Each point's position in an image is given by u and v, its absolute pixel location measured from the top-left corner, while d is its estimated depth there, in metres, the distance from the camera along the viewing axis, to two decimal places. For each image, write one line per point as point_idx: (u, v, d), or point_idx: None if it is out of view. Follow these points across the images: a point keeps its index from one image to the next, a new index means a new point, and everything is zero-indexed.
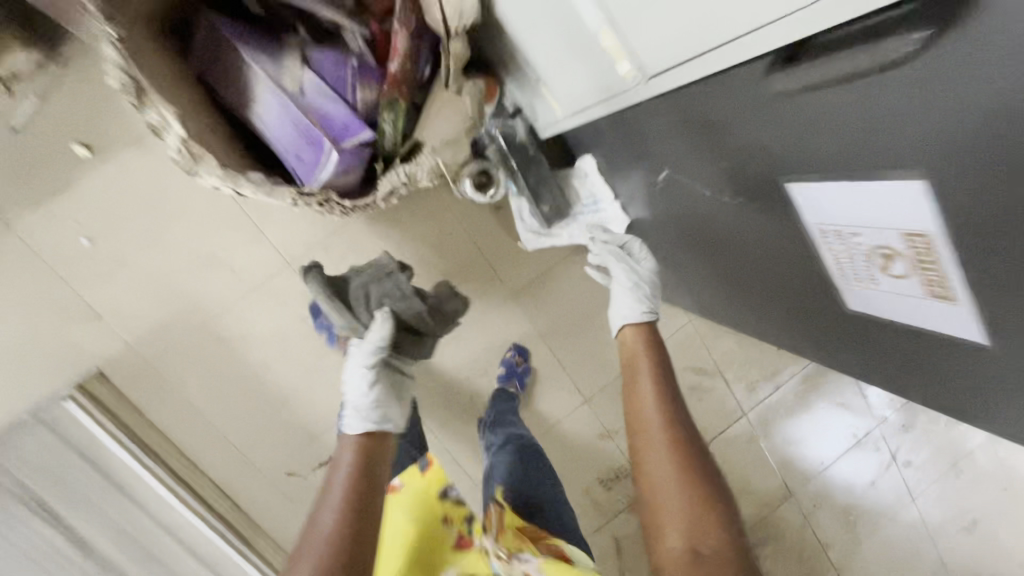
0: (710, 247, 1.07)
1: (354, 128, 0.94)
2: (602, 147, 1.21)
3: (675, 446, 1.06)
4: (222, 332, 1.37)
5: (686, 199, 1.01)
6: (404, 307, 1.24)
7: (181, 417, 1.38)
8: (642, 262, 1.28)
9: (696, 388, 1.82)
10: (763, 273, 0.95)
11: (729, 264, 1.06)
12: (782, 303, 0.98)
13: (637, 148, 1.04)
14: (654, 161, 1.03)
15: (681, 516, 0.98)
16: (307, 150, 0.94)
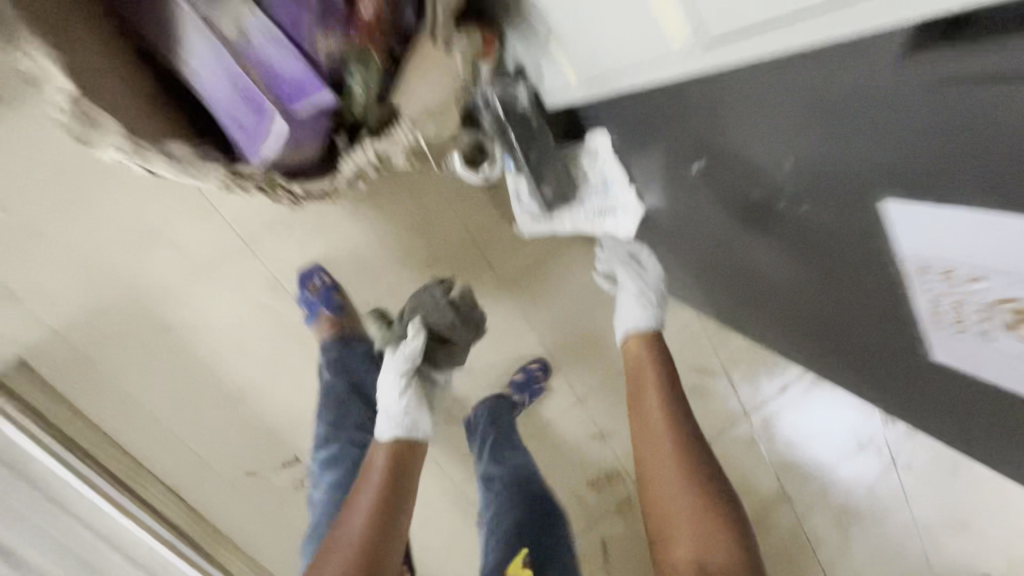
0: (743, 258, 0.90)
1: (310, 88, 0.73)
2: (619, 125, 0.99)
3: (688, 460, 0.98)
4: (166, 319, 1.19)
5: (728, 200, 0.81)
6: (439, 317, 1.16)
7: (125, 412, 1.23)
8: (650, 272, 1.20)
9: (699, 391, 1.67)
10: (811, 296, 0.78)
11: (765, 280, 0.88)
12: (827, 329, 0.82)
13: (665, 132, 0.85)
14: (689, 148, 0.82)
15: (694, 535, 0.91)
16: (248, 116, 0.72)
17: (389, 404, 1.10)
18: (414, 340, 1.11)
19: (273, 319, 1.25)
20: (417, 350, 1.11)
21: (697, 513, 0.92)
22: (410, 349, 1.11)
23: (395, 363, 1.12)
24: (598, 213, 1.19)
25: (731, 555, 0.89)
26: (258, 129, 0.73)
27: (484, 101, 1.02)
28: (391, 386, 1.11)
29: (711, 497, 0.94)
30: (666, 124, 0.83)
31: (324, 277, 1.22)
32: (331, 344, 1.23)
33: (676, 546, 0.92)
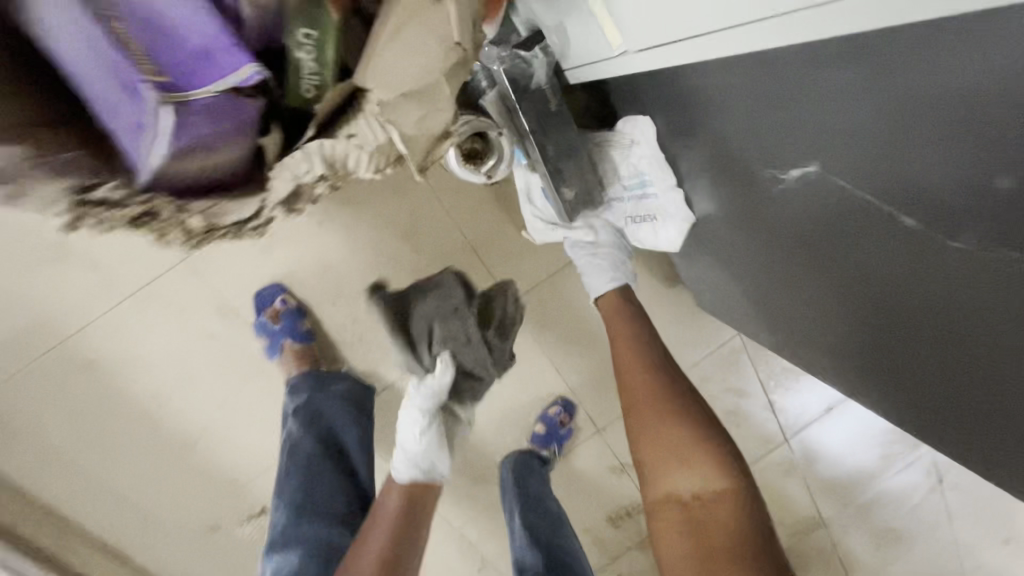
0: (814, 286, 0.67)
1: (220, 59, 0.44)
2: (690, 99, 0.71)
3: (660, 380, 0.85)
4: (89, 354, 0.95)
5: (818, 201, 0.58)
6: (474, 355, 0.91)
7: (49, 466, 1.01)
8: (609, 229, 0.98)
9: (734, 415, 1.44)
10: (896, 351, 0.58)
11: (836, 317, 0.66)
12: (902, 402, 0.62)
13: (773, 106, 0.58)
14: (778, 134, 0.59)
15: (677, 466, 0.77)
16: (122, 100, 0.44)
17: (405, 440, 0.90)
18: (440, 375, 0.88)
19: (226, 351, 1.00)
20: (441, 388, 0.88)
21: (678, 442, 0.78)
22: (433, 386, 0.88)
23: (417, 399, 0.89)
24: (633, 220, 0.95)
25: (721, 482, 0.75)
26: (140, 123, 0.44)
27: (489, 74, 0.77)
28: (410, 422, 0.90)
29: (693, 421, 0.80)
30: (762, 94, 0.58)
31: (287, 299, 0.99)
32: (303, 381, 0.97)
33: (661, 482, 0.79)
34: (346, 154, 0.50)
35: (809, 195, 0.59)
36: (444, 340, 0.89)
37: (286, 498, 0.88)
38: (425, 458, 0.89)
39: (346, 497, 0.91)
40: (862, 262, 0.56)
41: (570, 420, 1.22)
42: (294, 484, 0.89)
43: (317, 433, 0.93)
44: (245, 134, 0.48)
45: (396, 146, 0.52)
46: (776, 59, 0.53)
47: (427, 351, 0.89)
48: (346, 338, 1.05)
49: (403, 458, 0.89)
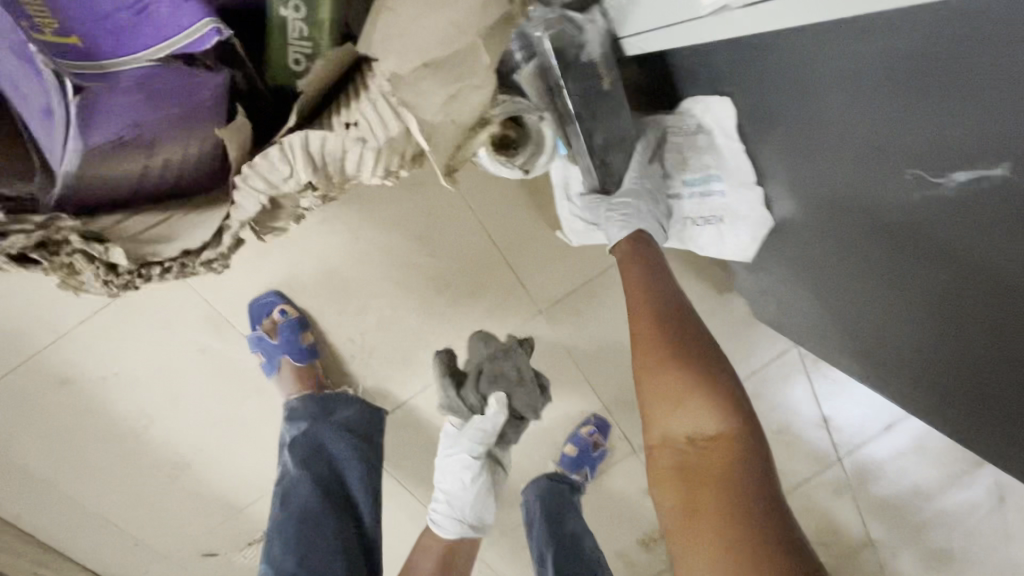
0: (941, 307, 0.53)
1: (162, 13, 0.31)
2: (795, 73, 0.54)
3: (652, 294, 0.66)
4: (64, 370, 0.83)
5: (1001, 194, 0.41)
6: (525, 397, 0.83)
7: (24, 491, 0.90)
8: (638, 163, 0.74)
9: (787, 435, 1.25)
10: None
11: (959, 348, 0.53)
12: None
13: (942, 88, 0.41)
14: (941, 106, 0.42)
15: (670, 402, 0.60)
16: (27, 75, 0.31)
17: (451, 488, 0.87)
18: (490, 418, 0.82)
19: (217, 366, 0.88)
20: (490, 432, 0.83)
21: (670, 373, 0.61)
22: (482, 431, 0.83)
23: (464, 444, 0.84)
24: (694, 223, 0.79)
25: (729, 428, 0.58)
26: (47, 106, 0.31)
27: (526, 42, 0.60)
28: (455, 471, 0.86)
29: (690, 346, 0.62)
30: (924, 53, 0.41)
31: (285, 310, 0.86)
32: (302, 406, 0.86)
33: (651, 420, 0.62)
34: (342, 155, 0.35)
35: (990, 191, 0.42)
36: (493, 381, 0.82)
37: (276, 561, 0.77)
38: (471, 507, 0.88)
39: (344, 555, 0.78)
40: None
41: (605, 443, 1.08)
42: (288, 542, 0.77)
43: (315, 474, 0.81)
44: (206, 125, 0.34)
45: (414, 139, 0.37)
46: (1010, 38, 0.35)
47: (473, 389, 0.82)
48: (352, 352, 0.92)
49: (449, 508, 0.87)
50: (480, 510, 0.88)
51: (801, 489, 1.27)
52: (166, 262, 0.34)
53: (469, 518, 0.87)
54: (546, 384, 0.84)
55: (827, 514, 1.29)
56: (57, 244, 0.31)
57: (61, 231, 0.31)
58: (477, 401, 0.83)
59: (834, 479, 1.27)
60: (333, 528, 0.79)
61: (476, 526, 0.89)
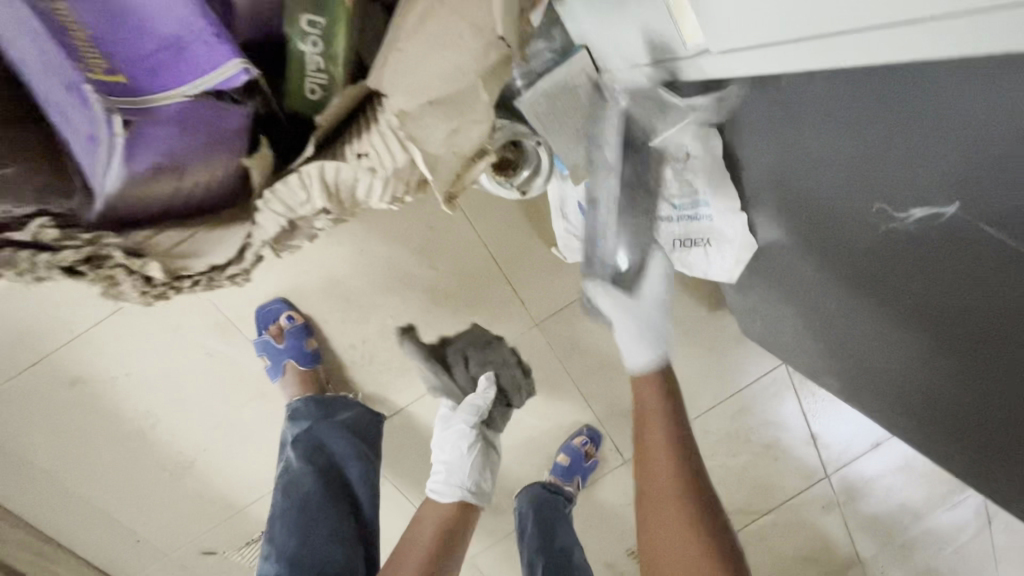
0: (910, 333, 0.56)
1: (197, 52, 0.35)
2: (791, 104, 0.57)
3: (675, 435, 0.76)
4: (76, 372, 0.87)
5: (947, 222, 0.46)
6: (511, 381, 0.90)
7: (33, 487, 0.93)
8: (654, 281, 0.81)
9: (776, 451, 1.27)
10: (986, 396, 0.50)
11: (927, 372, 0.56)
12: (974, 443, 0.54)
13: (923, 126, 0.45)
14: (903, 138, 0.47)
15: (668, 539, 0.72)
16: (70, 105, 0.34)
17: (449, 458, 0.89)
18: (480, 393, 0.88)
19: (223, 370, 0.92)
20: (483, 407, 0.88)
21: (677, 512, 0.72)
22: (475, 406, 0.88)
23: (459, 417, 0.88)
24: (683, 243, 0.84)
25: None
26: (93, 134, 0.34)
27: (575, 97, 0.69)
28: (453, 442, 0.89)
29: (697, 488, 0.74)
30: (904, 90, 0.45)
31: (293, 316, 0.91)
32: (304, 407, 0.89)
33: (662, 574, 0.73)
34: (354, 181, 0.39)
35: (937, 219, 0.47)
36: (482, 364, 0.89)
37: (279, 544, 0.81)
38: (470, 476, 0.89)
39: (343, 542, 0.82)
40: (1000, 329, 0.46)
41: (597, 453, 1.11)
42: (290, 528, 0.81)
43: (319, 467, 0.86)
44: (229, 151, 0.38)
45: (417, 168, 0.41)
46: (978, 89, 0.40)
47: (464, 370, 0.89)
48: (354, 358, 0.96)
49: (447, 476, 0.89)
50: (478, 478, 0.90)
51: (788, 504, 1.30)
52: (195, 276, 0.39)
53: (468, 486, 0.88)
54: (527, 367, 0.90)
55: (814, 528, 1.31)
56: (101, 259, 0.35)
57: (105, 247, 0.35)
58: (467, 381, 0.90)
59: (822, 495, 1.29)
60: (334, 518, 0.83)
61: (475, 495, 0.90)
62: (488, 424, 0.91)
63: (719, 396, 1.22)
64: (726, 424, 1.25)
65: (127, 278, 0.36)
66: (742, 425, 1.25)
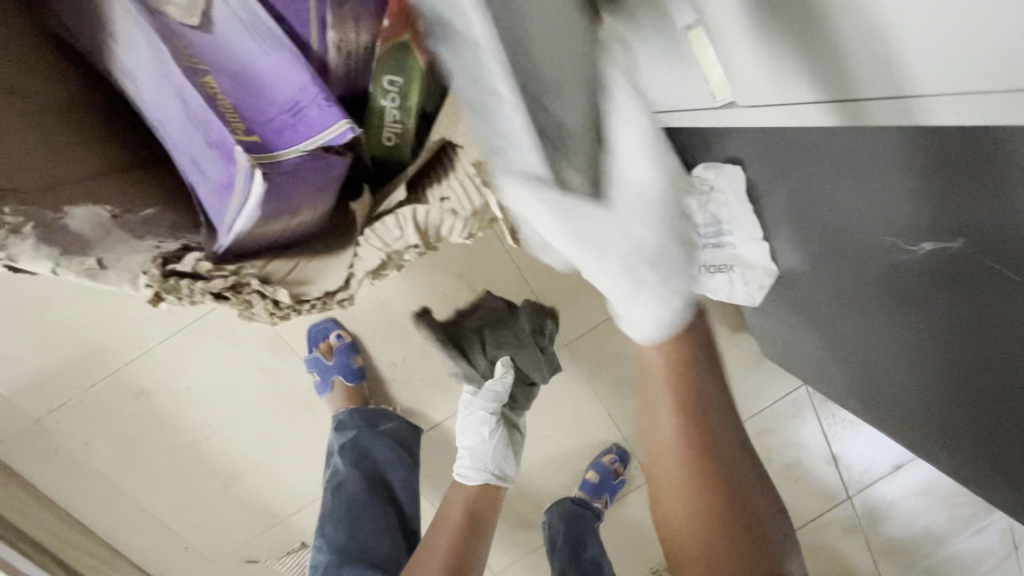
0: (921, 354, 0.61)
1: (311, 113, 0.43)
2: (801, 150, 0.64)
3: (689, 406, 0.51)
4: (142, 386, 0.94)
5: (961, 260, 0.51)
6: (528, 358, 0.91)
7: (94, 492, 1.00)
8: (652, 178, 0.30)
9: (797, 472, 1.29)
10: (1001, 413, 0.55)
11: (936, 388, 0.62)
12: (991, 455, 0.59)
13: (918, 174, 0.52)
14: (913, 182, 0.52)
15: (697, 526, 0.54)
16: (211, 159, 0.42)
17: (472, 445, 0.88)
18: (498, 378, 0.87)
19: (275, 384, 0.98)
20: (502, 392, 0.87)
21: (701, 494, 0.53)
22: (495, 391, 0.87)
23: (479, 402, 0.87)
24: (707, 269, 0.88)
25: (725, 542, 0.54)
26: (230, 181, 0.42)
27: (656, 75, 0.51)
28: (474, 428, 0.88)
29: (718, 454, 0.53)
30: (908, 144, 0.51)
31: (342, 334, 0.99)
32: (350, 418, 0.94)
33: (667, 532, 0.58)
34: (441, 222, 0.46)
35: (953, 258, 0.52)
36: (498, 346, 0.90)
37: (329, 538, 0.87)
38: (494, 460, 0.87)
39: (389, 536, 0.88)
40: (1004, 350, 0.51)
41: (624, 469, 1.15)
42: (340, 523, 0.87)
43: (364, 473, 0.90)
44: (328, 195, 0.45)
45: (491, 209, 0.47)
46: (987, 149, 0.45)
47: (481, 355, 0.90)
48: (395, 374, 1.02)
49: (471, 461, 0.88)
50: (502, 462, 0.88)
51: (811, 525, 1.30)
52: (311, 300, 0.47)
53: (493, 470, 0.87)
54: (544, 345, 0.91)
55: (837, 551, 1.31)
56: (241, 286, 0.43)
57: (246, 278, 0.42)
58: (487, 367, 0.89)
59: (843, 516, 1.30)
60: (379, 517, 0.88)
61: (501, 478, 0.88)
62: (510, 407, 0.91)
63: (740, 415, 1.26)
64: None
65: (261, 301, 0.44)
66: (763, 445, 1.28)
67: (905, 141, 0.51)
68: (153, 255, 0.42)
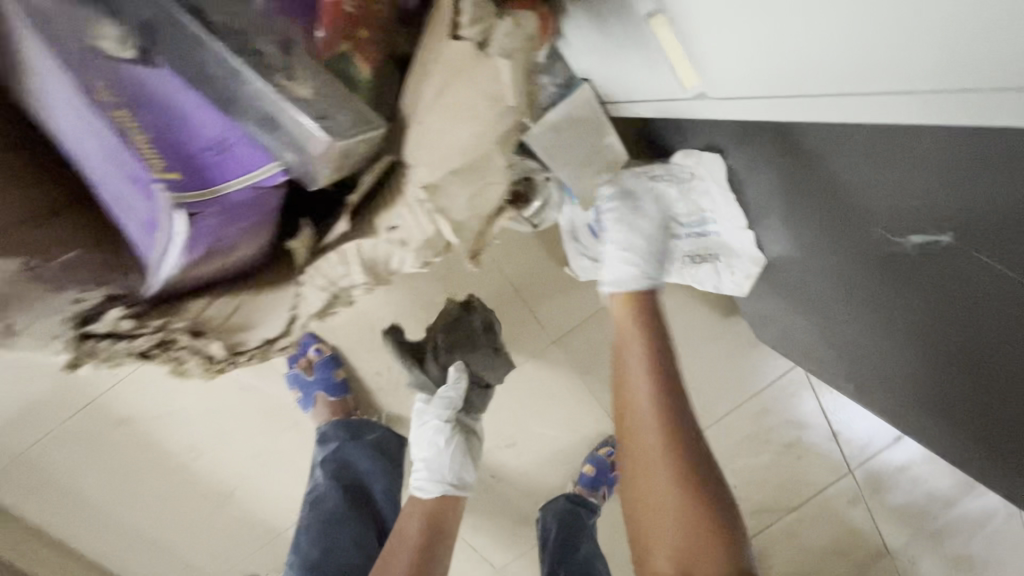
0: (908, 337, 0.59)
1: (240, 152, 0.41)
2: (780, 138, 0.61)
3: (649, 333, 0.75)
4: (122, 412, 0.92)
5: (950, 257, 0.48)
6: (483, 360, 0.84)
7: (85, 521, 0.99)
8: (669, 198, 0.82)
9: (798, 450, 1.27)
10: (999, 404, 0.52)
11: (925, 372, 0.60)
12: (993, 444, 0.56)
13: (897, 161, 0.49)
14: (896, 171, 0.49)
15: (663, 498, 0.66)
16: (133, 196, 0.39)
17: (428, 456, 0.80)
18: (452, 385, 0.80)
19: (257, 401, 0.96)
20: (457, 398, 0.79)
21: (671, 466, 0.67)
22: (448, 398, 0.79)
23: (432, 411, 0.80)
24: (691, 260, 0.85)
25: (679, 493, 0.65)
26: (155, 220, 0.39)
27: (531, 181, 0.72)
28: (429, 439, 0.80)
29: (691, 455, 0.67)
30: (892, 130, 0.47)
31: (320, 347, 0.96)
32: (332, 431, 0.92)
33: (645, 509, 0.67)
34: (388, 255, 0.43)
35: (942, 253, 0.49)
36: (451, 351, 0.83)
37: (303, 553, 0.83)
38: (452, 469, 0.80)
39: (367, 552, 0.84)
40: (985, 337, 0.50)
41: None
42: (315, 537, 0.83)
43: (346, 486, 0.88)
44: (268, 225, 0.43)
45: (444, 236, 0.43)
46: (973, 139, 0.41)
47: (434, 361, 0.82)
48: (380, 382, 1.00)
49: (429, 473, 0.80)
50: (462, 471, 0.81)
51: (815, 500, 1.28)
52: (249, 351, 0.45)
53: (452, 480, 0.80)
54: (500, 346, 0.85)
55: (844, 525, 1.28)
56: (168, 341, 0.42)
57: (172, 330, 0.42)
58: (439, 372, 0.82)
59: (848, 491, 1.28)
60: (356, 531, 0.85)
61: (461, 487, 0.81)
62: (466, 411, 0.83)
63: (736, 396, 1.24)
64: (745, 426, 1.26)
65: (191, 354, 0.43)
66: (760, 426, 1.26)
67: (877, 130, 0.48)
68: (68, 315, 0.40)
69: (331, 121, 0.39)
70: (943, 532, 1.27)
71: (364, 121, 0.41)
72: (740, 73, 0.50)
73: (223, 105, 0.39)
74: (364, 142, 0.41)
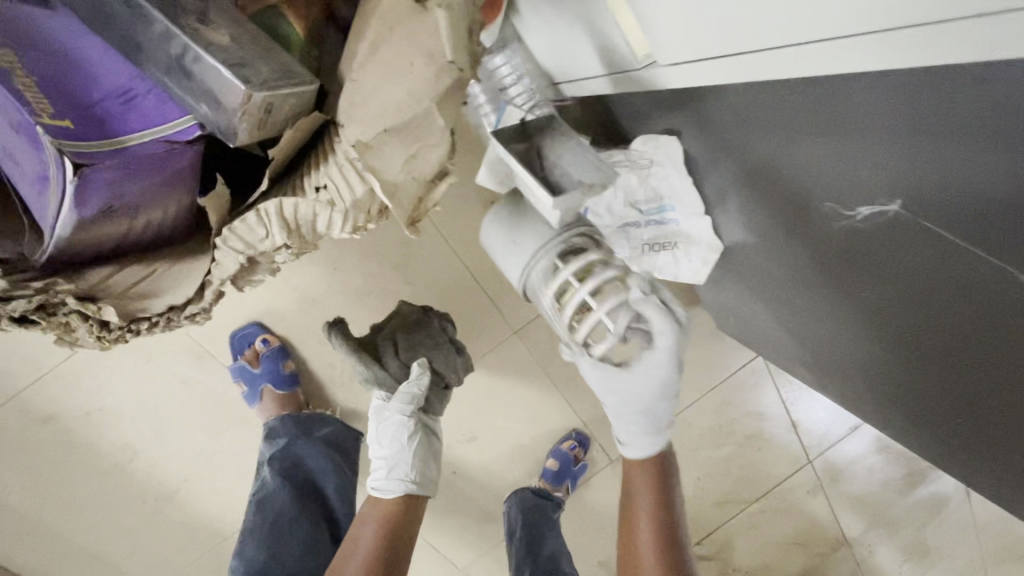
0: (857, 316, 0.60)
1: (148, 105, 0.37)
2: (730, 115, 0.61)
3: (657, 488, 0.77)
4: (50, 410, 0.85)
5: (894, 225, 0.48)
6: (442, 359, 0.80)
7: (10, 529, 0.91)
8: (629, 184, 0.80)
9: (760, 441, 1.27)
10: (941, 377, 0.54)
11: (874, 350, 0.61)
12: (936, 414, 0.58)
13: (843, 134, 0.48)
14: (841, 134, 0.49)
15: None
16: (23, 147, 0.35)
17: (388, 453, 0.76)
18: (414, 380, 0.76)
19: (202, 396, 0.91)
20: (419, 395, 0.76)
21: None
22: (410, 392, 0.75)
23: (394, 407, 0.76)
24: (651, 248, 0.85)
25: None
26: (46, 174, 0.35)
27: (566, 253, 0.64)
28: (391, 435, 0.76)
29: None
30: (830, 90, 0.46)
31: (268, 339, 0.91)
32: (282, 425, 0.88)
33: None
34: (314, 217, 0.39)
35: (888, 227, 0.49)
36: (411, 348, 0.79)
37: (247, 557, 0.78)
38: (414, 467, 0.76)
39: (317, 553, 0.80)
40: (927, 318, 0.51)
41: (586, 454, 1.12)
42: (261, 541, 0.79)
43: (295, 485, 0.83)
44: (183, 188, 0.40)
45: (378, 197, 0.40)
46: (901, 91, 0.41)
47: (394, 359, 0.78)
48: (333, 375, 0.96)
49: (388, 472, 0.76)
50: (425, 468, 0.78)
51: (778, 490, 1.29)
52: (154, 316, 0.40)
53: (414, 478, 0.76)
54: (461, 344, 0.81)
55: (805, 515, 1.30)
56: (55, 306, 0.37)
57: (59, 294, 0.36)
58: (399, 370, 0.78)
59: (807, 480, 1.29)
60: (307, 530, 0.80)
61: (423, 487, 0.77)
62: (426, 410, 0.79)
63: (699, 388, 1.24)
64: (708, 418, 1.26)
65: (81, 321, 0.38)
66: (723, 417, 1.26)
67: (814, 91, 0.48)
68: None
69: (249, 70, 0.35)
70: (899, 519, 1.30)
71: (292, 75, 0.37)
72: (697, 40, 0.50)
73: (126, 51, 0.35)
74: (294, 100, 0.37)
